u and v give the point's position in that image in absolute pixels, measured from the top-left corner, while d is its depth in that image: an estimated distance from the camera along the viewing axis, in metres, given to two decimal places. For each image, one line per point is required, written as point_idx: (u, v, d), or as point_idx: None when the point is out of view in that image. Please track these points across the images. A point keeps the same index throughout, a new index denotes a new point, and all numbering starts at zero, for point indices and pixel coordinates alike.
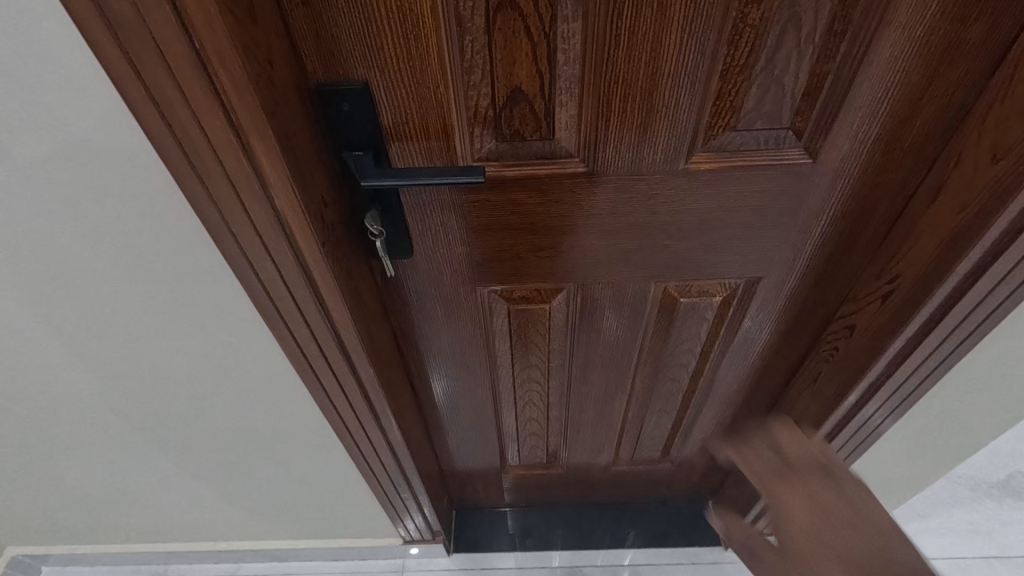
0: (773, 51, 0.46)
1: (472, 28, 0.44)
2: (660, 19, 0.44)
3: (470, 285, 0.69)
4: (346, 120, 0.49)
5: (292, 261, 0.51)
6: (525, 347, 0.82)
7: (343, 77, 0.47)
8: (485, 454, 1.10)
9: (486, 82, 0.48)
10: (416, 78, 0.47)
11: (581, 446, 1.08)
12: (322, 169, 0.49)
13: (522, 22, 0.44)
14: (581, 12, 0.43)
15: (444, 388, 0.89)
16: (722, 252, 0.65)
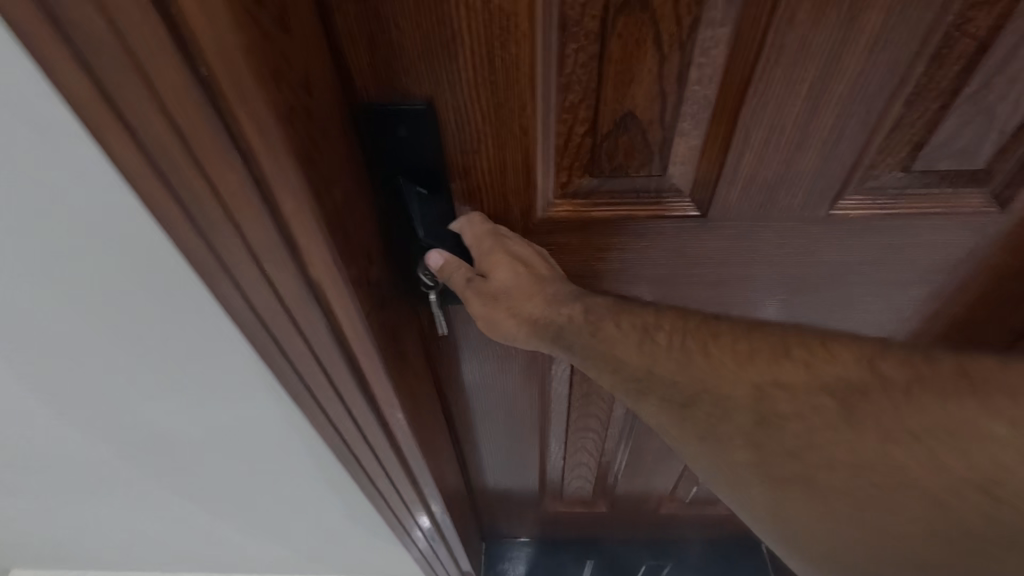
0: (993, 72, 0.33)
1: (579, 33, 0.33)
2: (844, 27, 0.32)
3: None
4: (400, 148, 0.38)
5: (333, 341, 0.39)
6: (584, 394, 0.71)
7: (401, 94, 0.36)
8: (524, 493, 1.01)
9: (588, 103, 0.36)
10: (497, 97, 0.36)
11: (631, 488, 0.98)
12: (363, 209, 0.38)
13: (651, 27, 0.32)
14: (736, 15, 0.31)
15: (488, 436, 0.79)
16: (844, 311, 0.53)
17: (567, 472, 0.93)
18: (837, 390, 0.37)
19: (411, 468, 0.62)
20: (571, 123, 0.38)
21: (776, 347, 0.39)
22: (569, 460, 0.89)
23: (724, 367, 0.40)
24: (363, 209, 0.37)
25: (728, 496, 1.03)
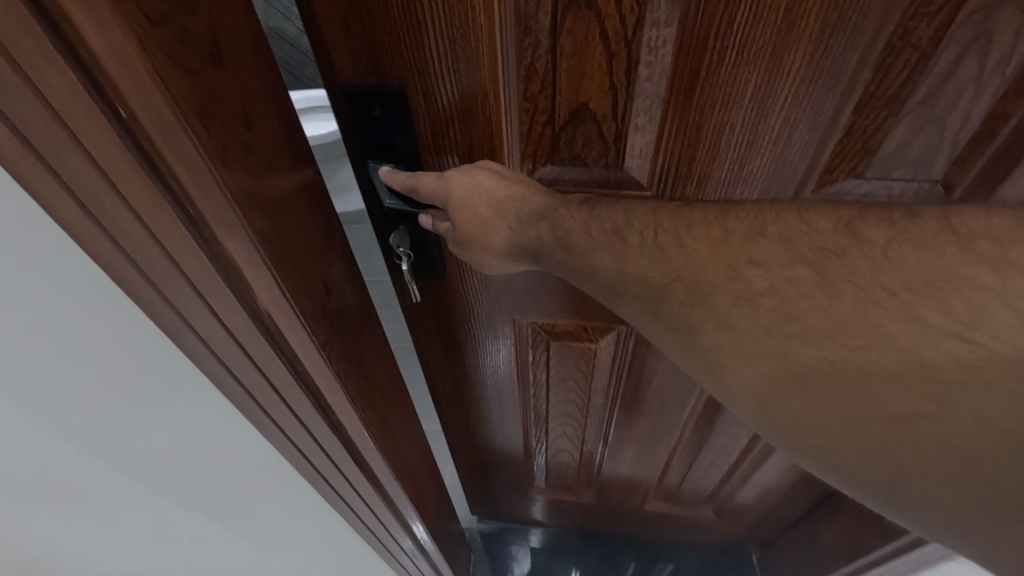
0: (938, 83, 0.34)
1: (535, 28, 0.35)
2: (783, 32, 0.33)
3: (508, 317, 0.61)
4: (378, 126, 0.42)
5: (291, 378, 0.37)
6: (562, 380, 0.73)
7: (375, 78, 0.39)
8: (511, 478, 1.03)
9: (547, 94, 0.39)
10: (461, 85, 0.38)
11: (614, 482, 1.00)
12: (315, 227, 0.37)
13: (598, 25, 0.34)
14: (679, 15, 0.33)
15: (472, 415, 0.81)
16: None
17: (551, 458, 0.95)
18: (814, 259, 0.29)
19: (393, 499, 0.60)
20: (533, 111, 0.40)
21: (748, 229, 0.31)
22: (552, 446, 0.91)
23: (695, 255, 0.33)
24: (318, 233, 0.37)
25: (714, 501, 1.03)
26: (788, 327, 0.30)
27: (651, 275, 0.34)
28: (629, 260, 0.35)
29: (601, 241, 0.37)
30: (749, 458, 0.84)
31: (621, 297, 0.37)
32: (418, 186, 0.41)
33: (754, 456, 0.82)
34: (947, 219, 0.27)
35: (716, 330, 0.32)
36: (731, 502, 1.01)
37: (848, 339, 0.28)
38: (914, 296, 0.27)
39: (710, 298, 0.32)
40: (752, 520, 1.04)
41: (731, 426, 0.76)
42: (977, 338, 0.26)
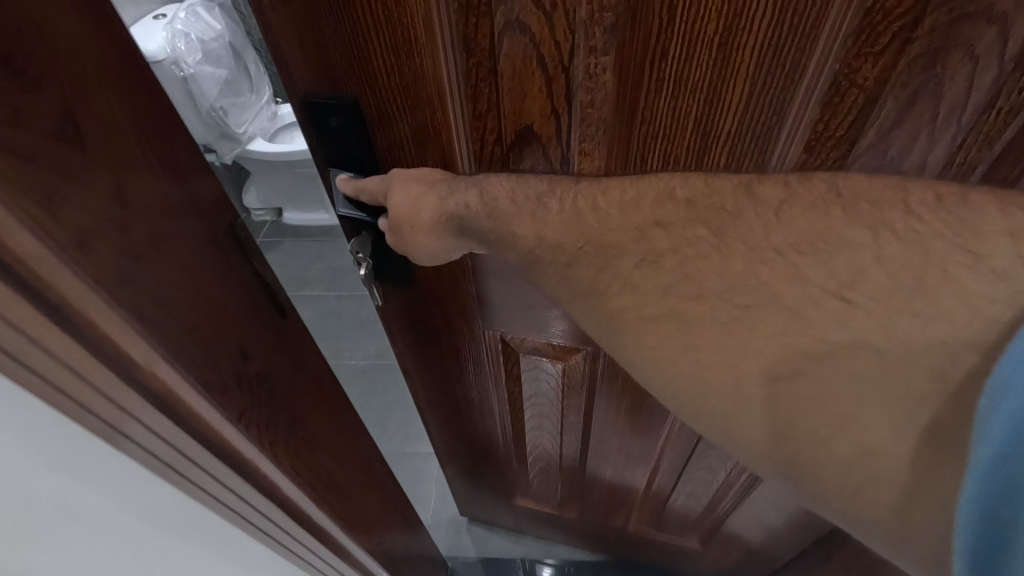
0: (889, 126, 0.32)
1: (477, 48, 0.36)
2: (720, 67, 0.32)
3: (475, 330, 0.61)
4: (335, 136, 0.42)
5: (203, 449, 0.36)
6: (533, 392, 0.73)
7: (331, 90, 0.40)
8: (492, 483, 1.03)
9: (493, 114, 0.39)
10: (410, 101, 0.39)
11: (593, 501, 0.99)
12: (224, 284, 0.36)
13: (534, 50, 0.35)
14: (613, 46, 0.32)
15: (448, 419, 0.82)
16: None
17: (529, 468, 0.95)
18: (711, 219, 0.32)
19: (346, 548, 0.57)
20: (483, 131, 0.40)
21: (658, 195, 0.34)
22: (529, 457, 0.91)
23: (604, 216, 0.35)
24: (229, 290, 0.36)
25: (697, 535, 1.00)
26: (685, 286, 0.33)
27: (564, 239, 0.37)
28: (546, 223, 0.37)
29: (523, 208, 0.38)
30: (730, 493, 0.80)
31: (539, 265, 0.39)
32: (367, 190, 0.44)
33: (732, 491, 0.79)
34: (834, 186, 0.31)
35: (624, 292, 0.35)
36: (714, 540, 0.97)
37: (739, 298, 0.32)
38: (797, 256, 0.31)
39: (618, 261, 0.35)
40: (737, 560, 0.99)
41: (707, 457, 0.73)
42: (850, 296, 0.30)
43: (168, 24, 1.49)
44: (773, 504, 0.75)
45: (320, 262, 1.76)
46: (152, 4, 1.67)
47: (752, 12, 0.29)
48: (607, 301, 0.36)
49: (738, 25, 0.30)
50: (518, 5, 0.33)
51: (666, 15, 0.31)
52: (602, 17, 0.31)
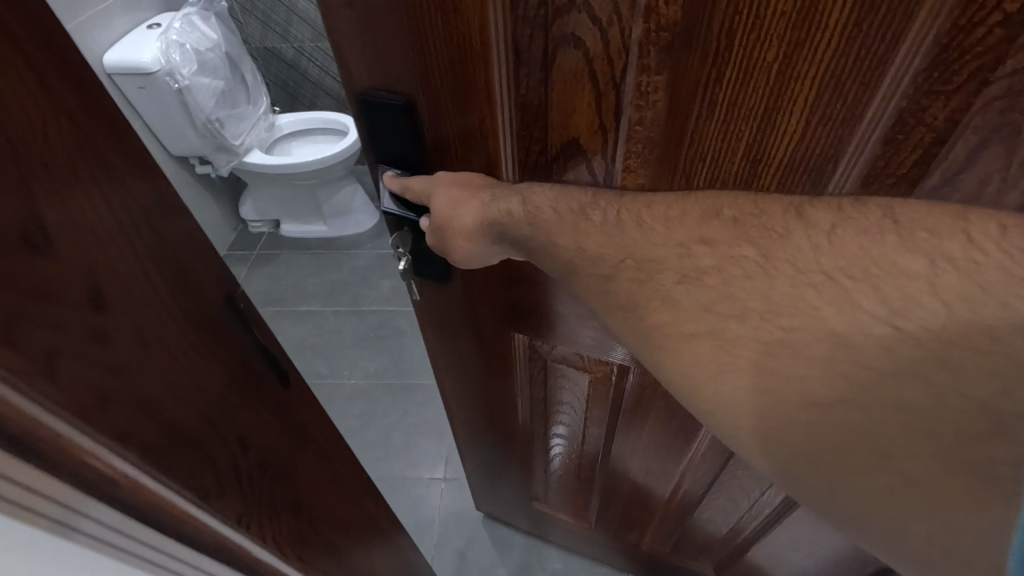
0: (957, 170, 0.30)
1: (529, 59, 0.36)
2: (775, 94, 0.31)
3: (506, 332, 0.62)
4: (385, 135, 0.43)
5: (159, 533, 0.36)
6: (556, 395, 0.73)
7: (386, 89, 0.41)
8: (512, 486, 1.03)
9: (540, 125, 0.40)
10: (461, 108, 0.40)
11: (609, 517, 0.99)
12: (206, 364, 0.39)
13: (586, 65, 0.35)
14: (665, 66, 0.32)
15: (471, 419, 0.83)
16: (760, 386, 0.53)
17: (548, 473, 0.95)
18: (757, 238, 0.32)
19: None
20: (529, 141, 0.41)
21: (704, 210, 0.34)
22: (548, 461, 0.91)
23: (648, 230, 0.36)
24: (207, 371, 0.39)
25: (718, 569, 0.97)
26: (727, 304, 0.32)
27: (606, 251, 0.37)
28: (587, 236, 0.38)
29: (566, 218, 0.39)
30: (759, 524, 0.75)
31: (578, 275, 0.39)
32: (413, 190, 0.44)
33: (752, 524, 0.76)
34: (891, 214, 0.29)
35: (663, 309, 0.35)
36: None
37: (783, 320, 0.31)
38: (846, 280, 0.29)
39: (658, 276, 0.35)
40: None
41: (736, 482, 0.69)
42: (901, 326, 0.27)
43: (163, 35, 1.71)
44: (809, 540, 0.70)
45: (318, 276, 2.03)
46: (148, 12, 1.84)
47: (815, 41, 0.28)
48: (645, 316, 0.36)
49: (799, 53, 0.29)
50: (579, 25, 0.33)
51: (724, 39, 0.30)
52: (658, 37, 0.31)
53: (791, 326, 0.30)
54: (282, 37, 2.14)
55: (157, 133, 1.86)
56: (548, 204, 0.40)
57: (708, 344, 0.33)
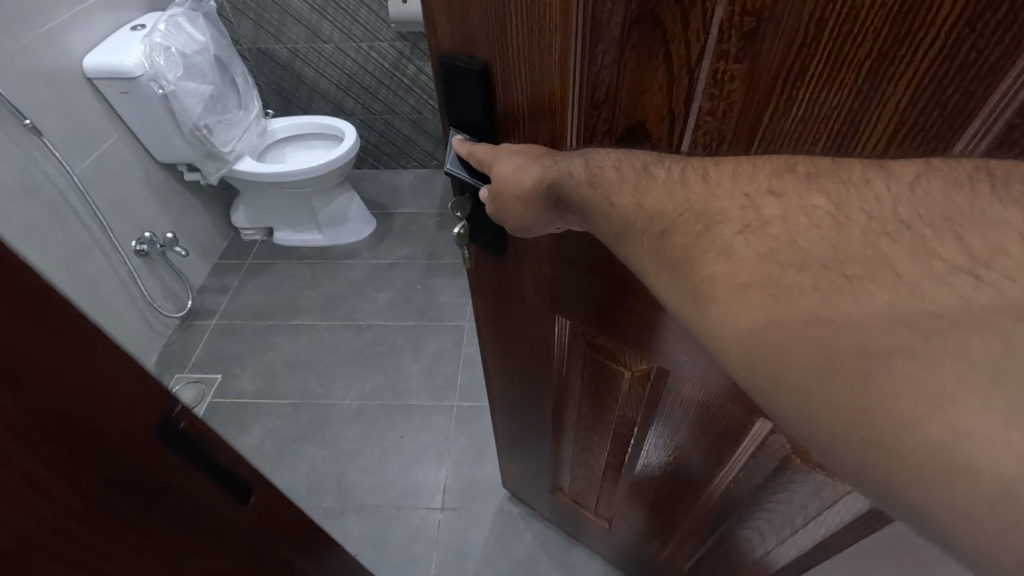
0: None
1: (607, 35, 0.40)
2: (862, 89, 0.34)
3: (551, 312, 0.74)
4: (461, 97, 0.50)
5: None
6: (594, 385, 0.85)
7: (466, 54, 0.48)
8: (540, 463, 1.19)
9: (610, 105, 0.44)
10: (534, 76, 0.45)
11: (621, 511, 1.13)
12: (91, 507, 0.41)
13: (663, 46, 0.39)
14: (745, 55, 0.36)
15: (516, 395, 1.00)
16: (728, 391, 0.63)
17: (575, 456, 1.08)
18: (831, 191, 0.35)
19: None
20: (596, 119, 0.45)
21: (777, 167, 0.37)
22: (575, 446, 1.05)
23: (717, 187, 0.39)
24: (87, 516, 0.41)
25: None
26: (788, 253, 0.34)
27: (667, 207, 0.40)
28: (648, 193, 0.41)
29: (630, 176, 0.42)
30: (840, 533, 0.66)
31: (631, 233, 0.42)
32: (476, 148, 0.52)
33: (760, 548, 0.84)
34: (982, 164, 0.33)
35: (716, 258, 0.36)
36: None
37: (847, 268, 0.33)
38: (925, 228, 0.32)
39: (719, 228, 0.37)
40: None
41: (783, 496, 0.71)
42: (982, 274, 0.30)
43: (149, 39, 2.16)
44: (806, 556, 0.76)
45: (313, 289, 2.69)
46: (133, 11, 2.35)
47: (915, 38, 0.31)
48: (698, 268, 0.37)
49: (895, 50, 0.32)
50: (659, 6, 0.37)
51: (813, 29, 0.33)
52: (742, 23, 0.35)
53: (859, 252, 0.33)
54: (275, 36, 2.81)
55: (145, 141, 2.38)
56: (611, 163, 0.44)
57: (767, 297, 0.34)
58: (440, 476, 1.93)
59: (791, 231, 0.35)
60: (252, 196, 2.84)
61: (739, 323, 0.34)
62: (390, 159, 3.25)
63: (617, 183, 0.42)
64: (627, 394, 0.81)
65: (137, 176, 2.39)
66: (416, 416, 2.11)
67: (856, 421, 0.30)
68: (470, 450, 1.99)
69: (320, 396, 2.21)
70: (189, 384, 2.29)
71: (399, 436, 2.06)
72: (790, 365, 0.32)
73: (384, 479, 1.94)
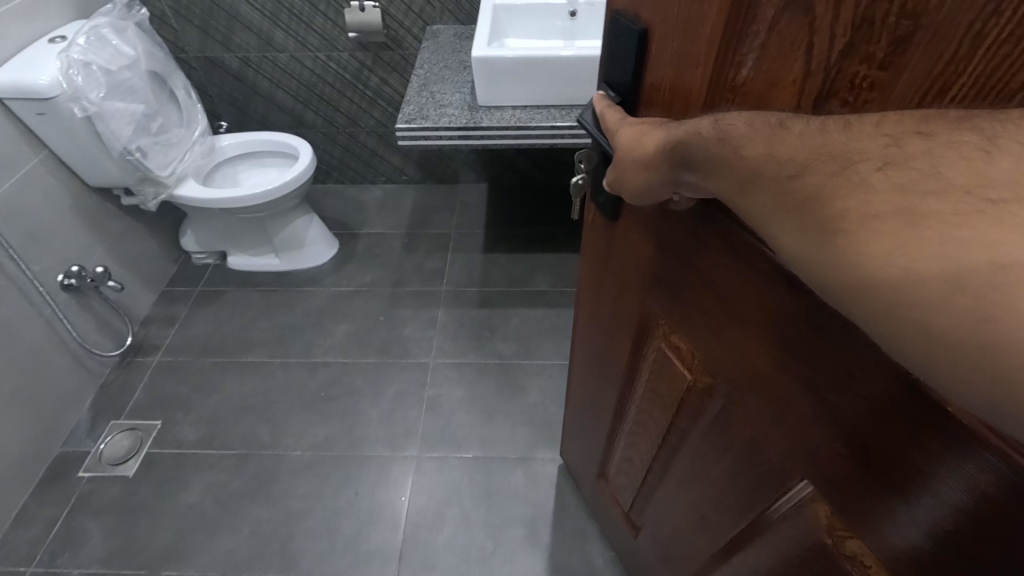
0: None
1: (759, 17, 0.49)
2: (1009, 103, 0.37)
3: (640, 290, 0.87)
4: (621, 53, 0.67)
5: None
6: (657, 377, 0.96)
7: (633, 21, 0.64)
8: (596, 441, 1.43)
9: (746, 84, 0.53)
10: (686, 47, 0.58)
11: (646, 507, 1.29)
12: None
13: (808, 33, 0.45)
14: (888, 63, 0.41)
15: (597, 355, 1.18)
16: (783, 432, 0.68)
17: (623, 447, 1.26)
18: (985, 126, 0.37)
19: None
20: (730, 100, 0.55)
21: (928, 111, 0.40)
22: (627, 438, 1.22)
23: (853, 133, 0.42)
24: None
25: None
26: (927, 182, 0.38)
27: (798, 153, 0.44)
28: (785, 141, 0.45)
29: (763, 130, 0.47)
30: None
31: (759, 182, 0.47)
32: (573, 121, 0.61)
33: None
34: None
35: (852, 194, 0.41)
36: None
37: (991, 193, 0.36)
38: None
39: (857, 166, 0.41)
40: None
41: (800, 549, 0.77)
42: None
43: (66, 54, 1.99)
44: None
45: (266, 322, 2.64)
46: (56, 20, 2.20)
47: None
48: (832, 203, 0.43)
49: None
50: None
51: (961, 42, 0.37)
52: (896, 25, 0.40)
53: (999, 180, 0.36)
54: (225, 46, 2.76)
55: (73, 166, 2.23)
56: (744, 122, 0.49)
57: (900, 219, 0.39)
58: (395, 540, 1.94)
59: (934, 163, 0.38)
60: (203, 222, 2.77)
61: (872, 249, 0.40)
62: (356, 173, 3.29)
63: (751, 136, 0.48)
64: (684, 397, 0.90)
65: (63, 207, 2.22)
66: (373, 468, 2.12)
67: (978, 330, 0.36)
68: (426, 509, 2.01)
69: (268, 446, 2.19)
70: (125, 433, 2.24)
71: (354, 492, 2.06)
72: (919, 283, 0.38)
73: (334, 544, 1.94)
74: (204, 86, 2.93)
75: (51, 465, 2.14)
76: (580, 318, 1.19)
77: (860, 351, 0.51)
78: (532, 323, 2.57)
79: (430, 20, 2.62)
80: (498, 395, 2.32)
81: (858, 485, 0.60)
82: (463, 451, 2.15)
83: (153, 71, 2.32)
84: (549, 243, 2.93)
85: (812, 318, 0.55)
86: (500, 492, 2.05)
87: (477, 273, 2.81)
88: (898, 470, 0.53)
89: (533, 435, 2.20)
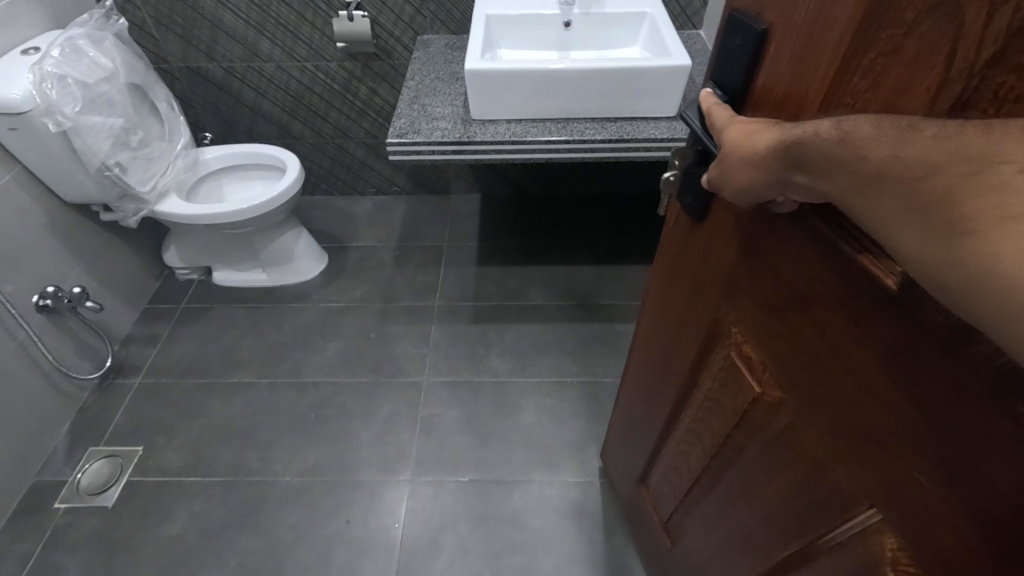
0: None
1: (900, 16, 0.43)
2: None
3: (716, 293, 0.82)
4: (736, 51, 0.63)
5: None
6: (721, 386, 0.91)
7: (754, 18, 0.59)
8: (641, 445, 1.38)
9: (871, 89, 0.47)
10: (809, 47, 0.53)
11: (686, 519, 1.23)
12: None
13: (952, 37, 0.40)
14: None
15: (659, 358, 1.13)
16: (855, 454, 0.63)
17: (670, 456, 1.21)
18: None
19: None
20: (851, 107, 0.49)
21: None
22: (676, 447, 1.17)
23: (993, 135, 0.37)
24: None
25: None
26: None
27: (933, 155, 0.39)
28: (914, 143, 0.40)
29: (889, 131, 0.42)
30: None
31: (881, 185, 0.42)
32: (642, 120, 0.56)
33: None
34: None
35: (985, 196, 0.36)
36: None
37: None
38: None
39: (996, 168, 0.36)
40: None
41: None
42: None
43: (38, 66, 1.88)
44: None
45: (252, 340, 2.52)
46: (29, 30, 2.09)
47: None
48: (961, 204, 0.37)
49: None
50: None
51: None
52: None
53: None
54: (207, 55, 2.67)
55: (47, 181, 2.11)
56: (869, 121, 0.44)
57: None
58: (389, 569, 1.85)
59: None
60: (187, 237, 2.66)
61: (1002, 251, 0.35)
62: (346, 185, 3.21)
63: (877, 137, 0.42)
64: (748, 409, 0.84)
65: (37, 224, 2.10)
66: (365, 493, 2.02)
67: None
68: (421, 536, 1.92)
69: (256, 472, 2.08)
70: (104, 461, 2.10)
71: (346, 520, 1.96)
72: None
73: None
74: (186, 97, 2.83)
75: (22, 496, 2.00)
76: (646, 315, 1.15)
77: (973, 383, 0.45)
78: (529, 338, 2.50)
79: (421, 30, 2.56)
80: (495, 414, 2.24)
81: (940, 521, 0.54)
82: (459, 473, 2.07)
83: (133, 83, 2.22)
84: (544, 255, 2.87)
85: (914, 331, 0.49)
86: (498, 516, 1.96)
87: (471, 286, 2.74)
88: (991, 508, 0.47)
89: (530, 455, 2.12)
